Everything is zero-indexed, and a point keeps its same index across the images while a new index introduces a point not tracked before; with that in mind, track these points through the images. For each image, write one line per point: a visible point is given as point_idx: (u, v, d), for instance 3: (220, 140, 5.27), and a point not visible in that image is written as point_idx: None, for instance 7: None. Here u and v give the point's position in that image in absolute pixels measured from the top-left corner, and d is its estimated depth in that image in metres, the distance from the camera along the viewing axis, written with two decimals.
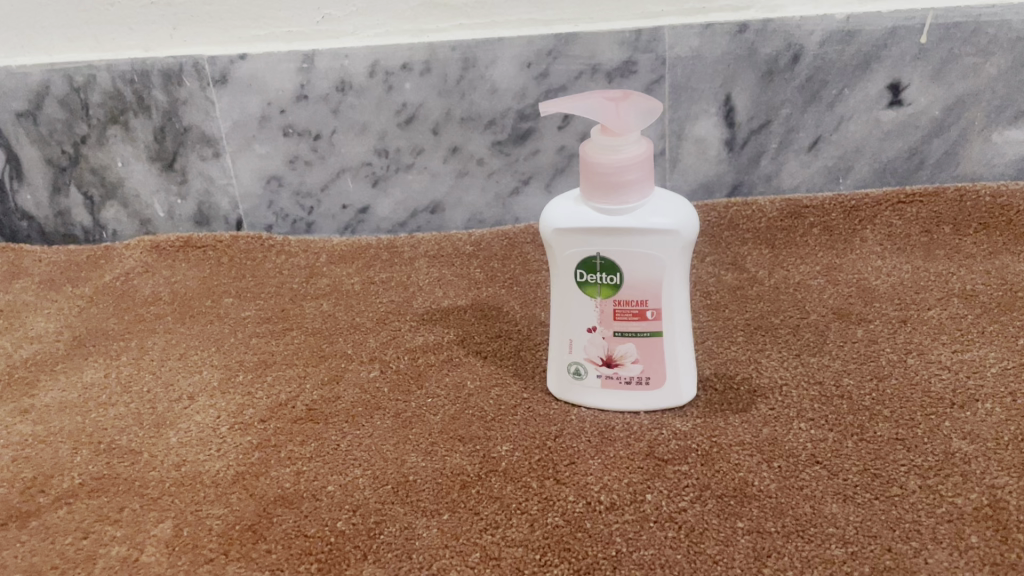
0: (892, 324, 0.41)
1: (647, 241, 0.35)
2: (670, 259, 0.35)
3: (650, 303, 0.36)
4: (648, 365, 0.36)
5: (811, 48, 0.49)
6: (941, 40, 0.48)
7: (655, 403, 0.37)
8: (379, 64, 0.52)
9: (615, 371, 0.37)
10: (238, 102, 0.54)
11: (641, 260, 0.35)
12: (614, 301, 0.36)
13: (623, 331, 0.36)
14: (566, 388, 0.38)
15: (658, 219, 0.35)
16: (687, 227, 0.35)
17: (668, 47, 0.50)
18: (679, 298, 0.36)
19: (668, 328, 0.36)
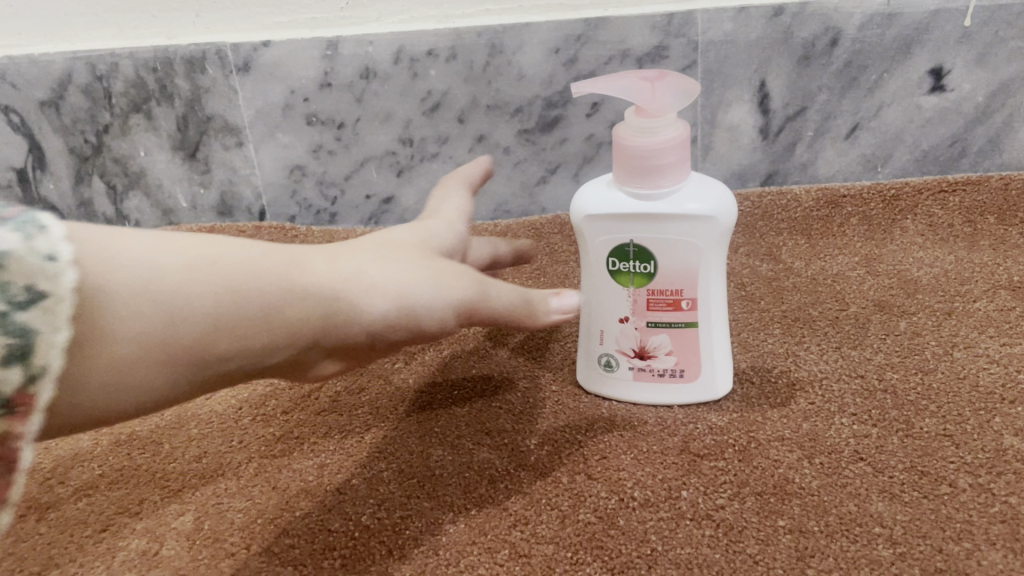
0: (936, 317, 0.39)
1: (683, 229, 0.34)
2: (706, 247, 0.34)
3: (685, 292, 0.34)
4: (684, 356, 0.35)
5: (850, 31, 0.47)
6: (987, 23, 0.47)
7: (689, 396, 0.36)
8: (404, 50, 0.51)
9: (649, 363, 0.36)
10: (262, 90, 0.53)
11: (676, 248, 0.34)
12: (648, 290, 0.35)
13: (657, 322, 0.35)
14: (598, 379, 0.37)
15: (692, 205, 0.33)
16: (724, 212, 0.34)
17: (701, 31, 0.48)
18: (716, 288, 0.35)
19: (704, 318, 0.35)
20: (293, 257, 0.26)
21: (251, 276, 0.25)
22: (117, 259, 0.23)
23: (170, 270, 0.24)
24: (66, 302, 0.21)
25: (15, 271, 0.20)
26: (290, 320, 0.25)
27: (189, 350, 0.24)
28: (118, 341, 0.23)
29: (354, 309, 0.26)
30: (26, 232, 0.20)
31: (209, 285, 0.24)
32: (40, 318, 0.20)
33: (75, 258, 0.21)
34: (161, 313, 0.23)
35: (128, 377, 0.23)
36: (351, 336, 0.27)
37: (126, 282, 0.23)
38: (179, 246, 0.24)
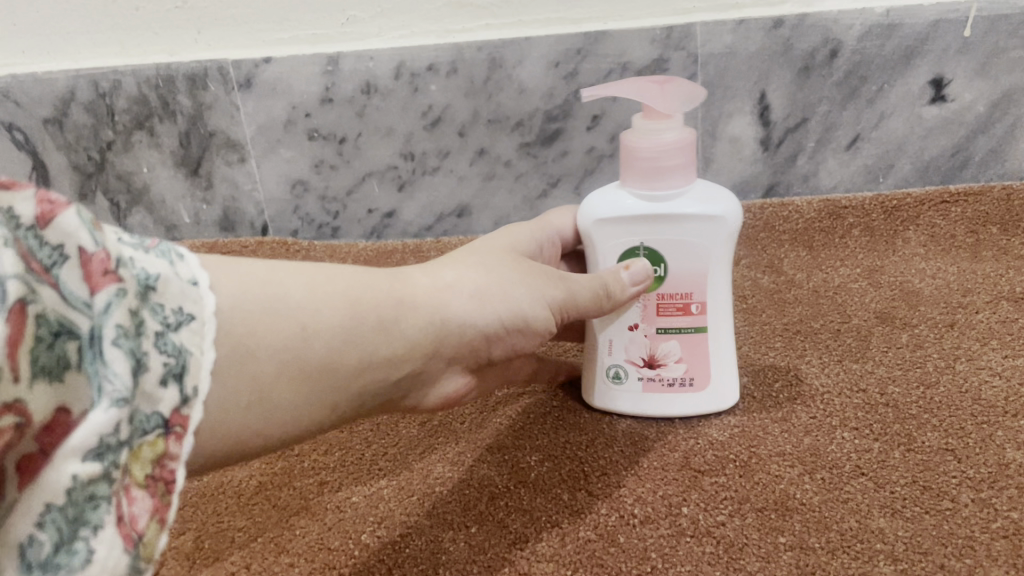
0: (939, 329, 0.39)
1: (691, 230, 0.34)
2: (715, 250, 0.35)
3: (695, 296, 0.35)
4: (693, 364, 0.35)
5: (850, 43, 0.48)
6: (987, 33, 0.47)
7: (699, 408, 0.36)
8: (405, 65, 0.51)
9: (657, 372, 0.36)
10: (263, 106, 0.53)
11: (686, 251, 0.34)
12: (660, 294, 0.35)
13: (666, 327, 0.35)
14: (605, 391, 0.37)
15: (692, 210, 0.34)
16: (733, 217, 0.35)
17: (700, 44, 0.49)
18: (724, 293, 0.35)
19: (713, 322, 0.35)
20: (401, 277, 0.29)
21: (382, 294, 0.28)
22: (250, 290, 0.25)
23: (308, 295, 0.26)
24: (210, 326, 0.22)
25: (164, 296, 0.21)
26: (419, 330, 0.29)
27: (338, 368, 0.26)
28: (276, 363, 0.24)
29: (469, 319, 0.30)
30: (171, 266, 0.22)
31: (347, 304, 0.27)
32: (190, 338, 0.22)
33: (212, 285, 0.23)
34: (309, 335, 0.25)
35: (281, 398, 0.25)
36: (463, 346, 0.31)
37: (270, 306, 0.25)
38: (299, 273, 0.27)
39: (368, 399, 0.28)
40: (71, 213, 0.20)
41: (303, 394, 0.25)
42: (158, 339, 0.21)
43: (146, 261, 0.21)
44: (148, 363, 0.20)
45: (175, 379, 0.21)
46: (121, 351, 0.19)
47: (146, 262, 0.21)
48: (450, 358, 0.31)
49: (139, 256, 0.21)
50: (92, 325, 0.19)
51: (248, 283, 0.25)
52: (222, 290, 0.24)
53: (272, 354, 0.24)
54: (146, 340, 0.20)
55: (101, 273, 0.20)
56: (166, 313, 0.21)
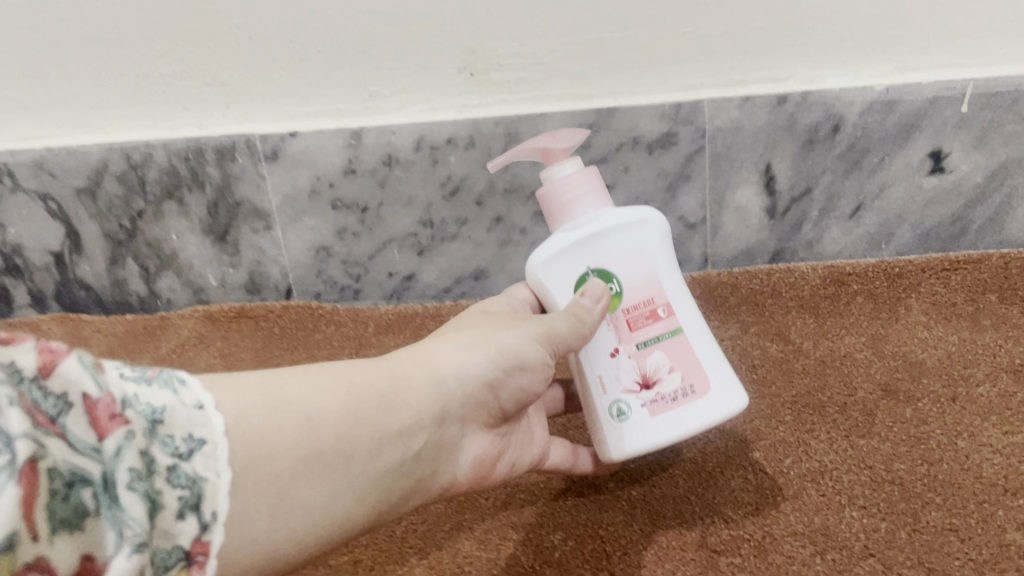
0: (941, 403, 0.41)
1: (626, 235, 0.39)
2: (653, 248, 0.39)
3: (659, 301, 0.39)
4: (681, 367, 0.38)
5: (852, 118, 0.50)
6: (983, 109, 0.49)
7: (706, 413, 0.38)
8: (425, 139, 0.54)
9: (658, 390, 0.38)
10: (289, 176, 0.55)
11: (630, 258, 0.39)
12: (625, 310, 0.38)
13: (644, 341, 0.38)
14: (618, 438, 0.38)
15: (609, 219, 0.39)
16: (654, 216, 0.40)
17: (708, 118, 0.51)
18: (678, 287, 0.39)
19: (681, 320, 0.39)
20: (389, 362, 0.33)
21: (370, 379, 0.32)
22: (258, 398, 0.29)
23: (308, 398, 0.30)
24: (225, 444, 0.27)
25: (174, 427, 0.26)
26: (412, 404, 0.33)
27: (353, 449, 0.31)
28: (298, 462, 0.29)
29: (456, 383, 0.34)
30: (176, 394, 0.27)
31: (344, 396, 0.31)
32: (203, 466, 0.26)
33: (218, 405, 0.28)
34: (320, 426, 0.30)
35: (311, 490, 0.29)
36: (460, 410, 0.35)
37: (282, 411, 0.29)
38: (298, 380, 0.31)
39: (395, 477, 0.32)
40: (74, 362, 0.24)
41: (333, 480, 0.30)
42: (169, 473, 0.25)
43: (152, 397, 0.26)
44: (160, 499, 0.24)
45: (191, 505, 0.25)
46: (135, 496, 0.23)
47: (151, 397, 0.26)
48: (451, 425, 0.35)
49: (145, 394, 0.26)
50: (105, 474, 0.23)
51: (255, 397, 0.29)
52: (225, 405, 0.28)
53: (294, 454, 0.29)
54: (156, 478, 0.25)
55: (109, 420, 0.24)
56: (176, 444, 0.26)
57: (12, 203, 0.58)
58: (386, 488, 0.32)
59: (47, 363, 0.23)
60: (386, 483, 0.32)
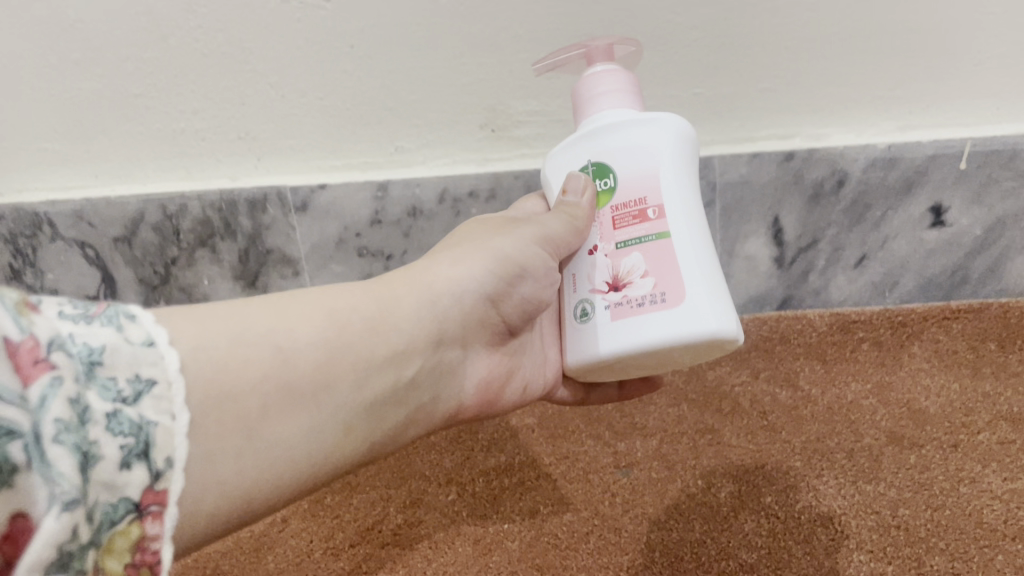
0: (944, 449, 0.43)
1: (630, 135, 0.40)
2: (658, 149, 0.40)
3: (648, 203, 0.39)
4: (655, 273, 0.38)
5: (856, 174, 0.52)
6: (980, 167, 0.51)
7: (673, 324, 0.37)
8: (448, 192, 0.57)
9: (626, 291, 0.38)
10: (318, 227, 0.59)
11: (630, 157, 0.40)
12: (614, 207, 0.40)
13: (626, 241, 0.39)
14: (584, 334, 0.39)
15: (617, 118, 0.40)
16: (671, 122, 0.40)
17: (719, 173, 0.53)
18: (676, 191, 0.39)
19: (670, 225, 0.39)
20: (370, 288, 0.36)
21: (347, 307, 0.34)
22: (224, 330, 0.30)
23: (277, 329, 0.31)
24: (176, 384, 0.27)
25: (115, 369, 0.25)
26: (390, 331, 0.35)
27: (331, 376, 0.32)
28: (269, 395, 0.30)
29: (450, 299, 0.38)
30: (120, 331, 0.26)
31: (318, 323, 0.33)
32: (150, 409, 0.25)
33: (172, 340, 0.28)
34: (292, 356, 0.31)
35: (286, 426, 0.30)
36: (451, 329, 0.38)
37: (251, 342, 0.30)
38: (263, 315, 0.32)
39: (378, 406, 0.34)
40: None
41: (313, 404, 0.31)
42: (109, 420, 0.24)
43: (90, 337, 0.25)
44: (97, 448, 0.23)
45: (136, 453, 0.24)
46: (63, 450, 0.22)
47: (88, 336, 0.25)
48: (433, 352, 0.37)
49: (81, 334, 0.25)
50: (35, 427, 0.21)
51: (220, 330, 0.30)
52: (180, 344, 0.28)
53: (265, 386, 0.30)
54: (93, 427, 0.23)
55: (35, 366, 0.22)
56: (117, 386, 0.25)
57: (52, 251, 0.61)
58: (368, 414, 0.34)
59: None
60: (367, 410, 0.33)
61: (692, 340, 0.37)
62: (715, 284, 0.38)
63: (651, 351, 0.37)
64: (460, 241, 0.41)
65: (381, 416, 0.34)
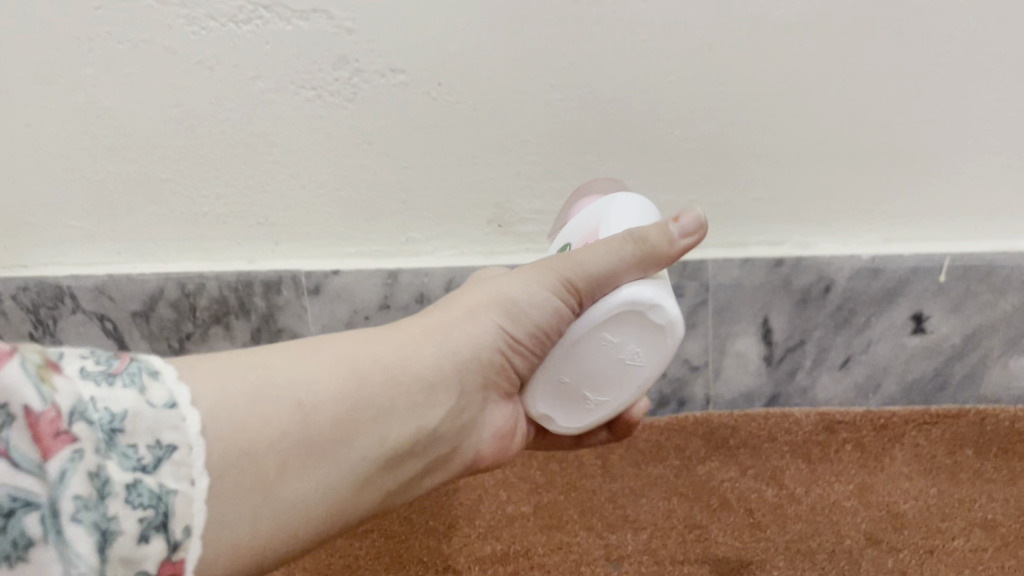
0: (920, 554, 0.45)
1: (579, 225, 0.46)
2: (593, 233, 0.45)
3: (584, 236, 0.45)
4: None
5: (842, 281, 0.55)
6: (959, 279, 0.54)
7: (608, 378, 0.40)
8: (455, 281, 0.60)
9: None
10: (330, 308, 0.62)
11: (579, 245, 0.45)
12: None
13: None
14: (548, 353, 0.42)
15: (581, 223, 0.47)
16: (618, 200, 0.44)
17: (711, 276, 0.56)
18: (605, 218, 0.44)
19: None
20: (395, 334, 0.37)
21: (369, 358, 0.35)
22: (245, 386, 0.31)
23: (299, 381, 0.33)
24: (196, 446, 0.28)
25: (135, 436, 0.26)
26: (411, 380, 0.36)
27: (350, 428, 0.33)
28: (289, 454, 0.31)
29: (467, 350, 0.39)
30: (143, 393, 0.27)
31: (339, 376, 0.34)
32: (168, 478, 0.27)
33: (193, 398, 0.29)
34: (312, 410, 0.32)
35: (303, 482, 0.32)
36: (469, 379, 0.39)
37: (270, 398, 0.31)
38: (282, 367, 0.33)
39: (396, 462, 0.36)
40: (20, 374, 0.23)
41: (333, 458, 0.33)
42: (128, 491, 0.25)
43: (111, 401, 0.26)
44: (116, 523, 0.25)
45: (155, 526, 0.26)
46: (80, 529, 0.24)
47: (112, 401, 0.26)
48: (455, 400, 0.39)
49: (103, 399, 0.26)
50: (51, 502, 0.23)
51: (244, 387, 0.31)
52: (201, 403, 0.29)
53: (285, 443, 0.31)
54: (111, 501, 0.25)
55: (55, 442, 0.24)
56: (137, 453, 0.26)
57: (72, 322, 0.64)
58: (385, 467, 0.35)
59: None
60: (385, 462, 0.35)
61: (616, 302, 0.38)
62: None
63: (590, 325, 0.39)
64: (484, 282, 0.43)
65: (398, 467, 0.36)
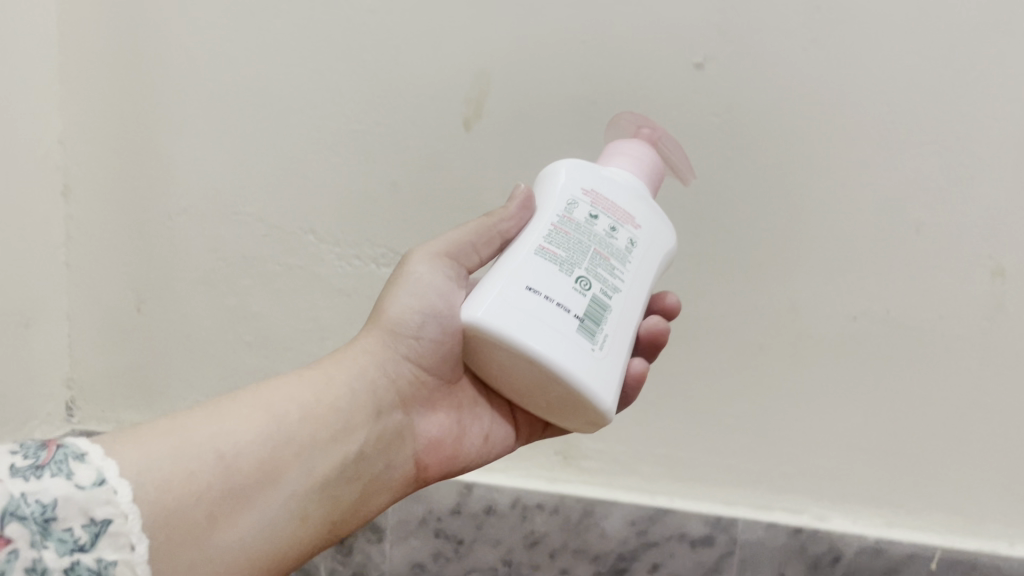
0: None
1: None
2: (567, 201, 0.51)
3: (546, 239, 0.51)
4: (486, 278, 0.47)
5: (849, 554, 0.66)
6: (946, 568, 0.65)
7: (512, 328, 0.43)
8: (521, 499, 0.70)
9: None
10: (408, 505, 0.71)
11: None
12: None
13: None
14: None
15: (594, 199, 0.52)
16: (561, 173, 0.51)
17: (741, 531, 0.67)
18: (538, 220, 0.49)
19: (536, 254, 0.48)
20: (306, 377, 0.48)
21: (285, 403, 0.45)
22: (169, 446, 0.39)
23: (215, 435, 0.41)
24: (127, 515, 0.36)
25: (67, 521, 0.34)
26: (321, 409, 0.46)
27: (273, 470, 0.43)
28: (213, 503, 0.39)
29: (376, 371, 0.50)
30: (71, 479, 0.35)
31: (254, 424, 0.43)
32: (101, 548, 0.35)
33: (119, 472, 0.37)
34: (232, 458, 0.41)
35: (238, 520, 0.40)
36: (382, 400, 0.50)
37: (193, 452, 0.40)
38: (196, 418, 0.42)
39: (330, 483, 0.46)
40: None
41: (265, 499, 0.42)
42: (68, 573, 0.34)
43: (41, 493, 0.34)
44: None
45: None
46: None
47: (47, 495, 0.34)
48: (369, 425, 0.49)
49: (34, 492, 0.34)
50: None
51: (163, 448, 0.39)
52: (126, 468, 0.37)
53: (211, 492, 0.40)
54: None
55: None
56: (73, 536, 0.34)
57: None
58: (320, 497, 0.45)
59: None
60: (319, 491, 0.45)
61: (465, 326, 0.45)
62: (502, 281, 0.45)
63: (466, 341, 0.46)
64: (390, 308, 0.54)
65: (334, 494, 0.46)
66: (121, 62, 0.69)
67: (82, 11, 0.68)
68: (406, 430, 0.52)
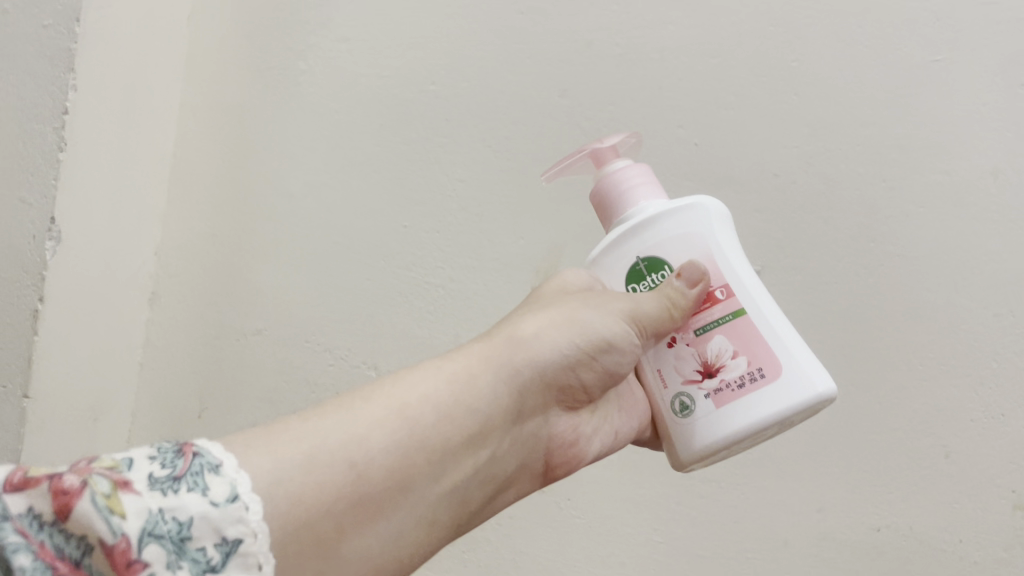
0: None
1: (673, 241, 0.47)
2: (697, 235, 0.47)
3: (715, 285, 0.46)
4: (744, 353, 0.45)
5: None
6: None
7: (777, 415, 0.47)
8: None
9: (721, 376, 0.45)
10: None
11: (674, 247, 0.47)
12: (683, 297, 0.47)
13: (700, 329, 0.46)
14: (690, 426, 0.46)
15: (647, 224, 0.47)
16: (702, 202, 0.48)
17: None
18: (727, 262, 0.46)
19: (740, 301, 0.46)
20: (444, 372, 0.44)
21: (420, 404, 0.42)
22: (299, 455, 0.37)
23: (349, 439, 0.39)
24: (257, 534, 0.33)
25: (199, 540, 0.32)
26: (458, 413, 0.43)
27: (405, 477, 0.40)
28: (343, 513, 0.38)
29: (526, 375, 0.46)
30: (206, 493, 0.33)
31: (391, 430, 0.41)
32: (234, 570, 0.32)
33: (252, 486, 0.35)
34: (364, 467, 0.39)
35: (367, 532, 0.39)
36: (527, 403, 0.47)
37: (327, 458, 0.38)
38: (334, 419, 0.40)
39: (461, 489, 0.43)
40: (85, 505, 0.30)
41: (394, 508, 0.40)
42: None
43: (178, 510, 0.32)
44: None
45: None
46: None
47: (182, 512, 0.32)
48: (505, 429, 0.45)
49: (171, 508, 0.32)
50: None
51: (298, 455, 0.37)
52: (256, 483, 0.35)
53: (341, 502, 0.38)
54: None
55: (123, 564, 0.30)
56: (205, 555, 0.32)
57: None
58: (449, 503, 0.43)
59: (63, 509, 0.30)
60: (450, 497, 0.43)
61: (807, 403, 0.44)
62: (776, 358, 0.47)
63: (750, 430, 0.44)
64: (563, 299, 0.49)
65: (463, 496, 0.44)
66: (233, 193, 0.77)
67: (212, 147, 0.78)
68: (540, 432, 0.49)
